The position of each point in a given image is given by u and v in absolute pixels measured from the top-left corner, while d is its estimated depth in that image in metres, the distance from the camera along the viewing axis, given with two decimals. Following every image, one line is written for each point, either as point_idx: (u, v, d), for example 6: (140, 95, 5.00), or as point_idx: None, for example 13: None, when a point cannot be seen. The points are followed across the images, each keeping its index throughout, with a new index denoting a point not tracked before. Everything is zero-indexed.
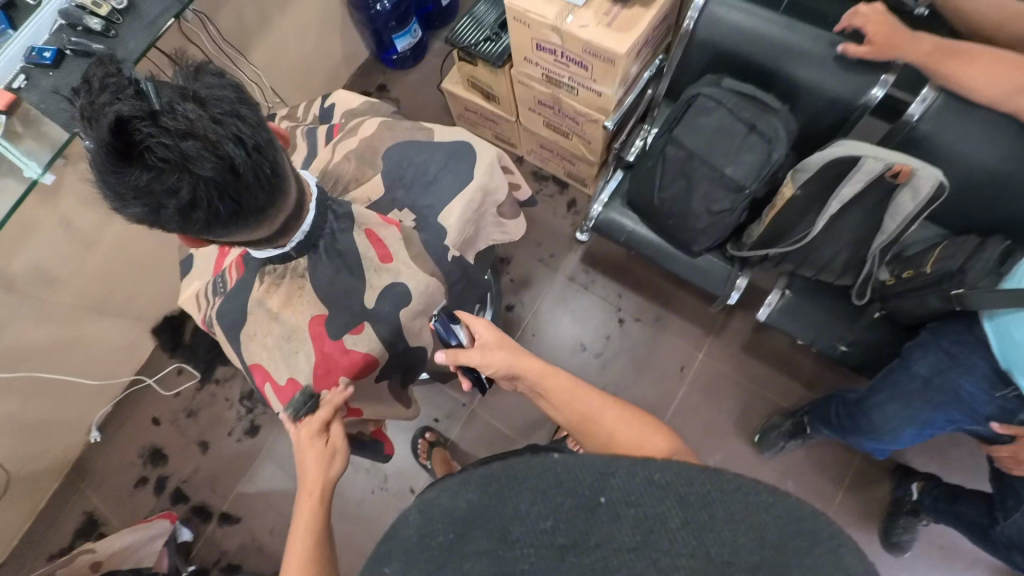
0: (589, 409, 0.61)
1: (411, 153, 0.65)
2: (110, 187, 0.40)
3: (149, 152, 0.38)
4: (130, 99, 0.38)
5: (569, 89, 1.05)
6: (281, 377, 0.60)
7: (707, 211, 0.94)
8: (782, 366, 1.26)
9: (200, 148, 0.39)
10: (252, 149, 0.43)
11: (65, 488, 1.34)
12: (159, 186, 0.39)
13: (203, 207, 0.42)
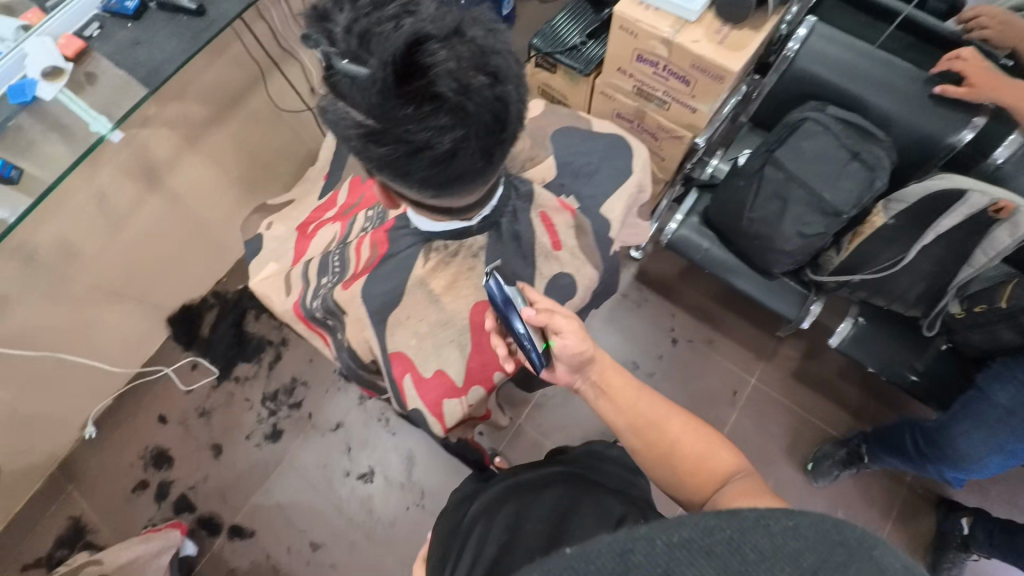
0: (656, 415, 0.61)
1: (575, 141, 0.67)
2: (381, 116, 0.41)
3: (438, 77, 0.40)
4: (421, 22, 0.40)
5: (659, 104, 1.06)
6: (428, 368, 0.56)
7: (799, 234, 0.95)
8: (834, 395, 1.24)
9: (482, 84, 0.41)
10: (516, 100, 0.46)
11: (48, 490, 1.18)
12: (436, 122, 0.41)
13: (464, 151, 0.43)
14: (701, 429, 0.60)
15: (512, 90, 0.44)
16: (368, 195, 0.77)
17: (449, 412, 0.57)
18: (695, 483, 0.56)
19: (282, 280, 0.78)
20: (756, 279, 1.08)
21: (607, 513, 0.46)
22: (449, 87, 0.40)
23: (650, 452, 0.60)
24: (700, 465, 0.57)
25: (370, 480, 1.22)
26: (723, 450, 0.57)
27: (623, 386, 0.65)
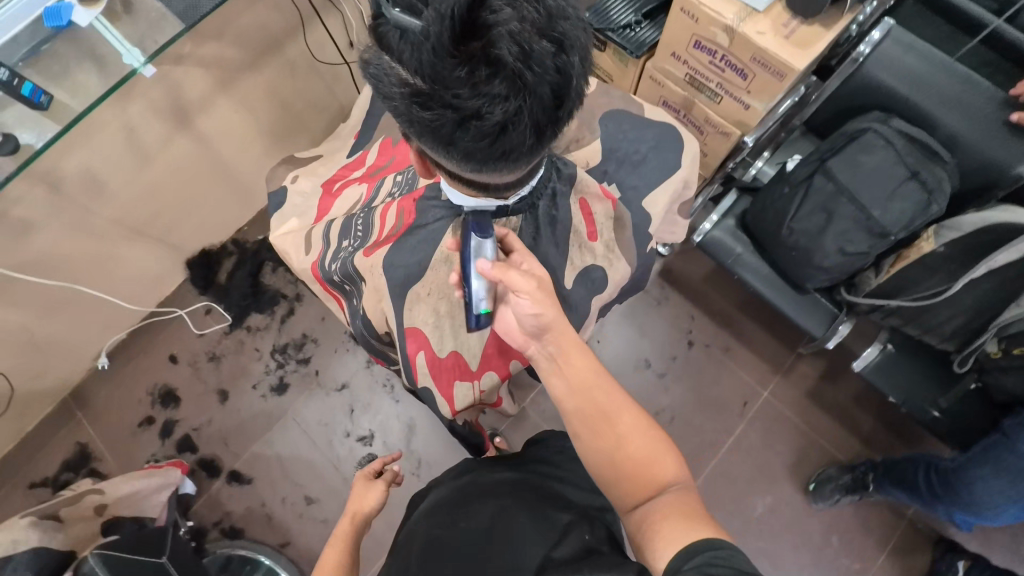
0: (605, 402, 0.54)
1: (624, 126, 0.63)
2: (429, 72, 0.38)
3: (499, 39, 0.37)
4: None
5: (711, 96, 1.00)
6: (445, 350, 0.58)
7: (840, 251, 0.90)
8: (848, 419, 1.21)
9: (546, 52, 0.38)
10: (581, 77, 0.43)
11: (59, 414, 1.21)
12: (489, 87, 0.38)
13: (517, 124, 0.40)
14: (651, 427, 0.53)
15: (580, 66, 0.41)
16: (399, 160, 0.74)
17: (460, 395, 0.59)
18: (630, 484, 0.50)
19: (303, 237, 0.76)
20: (787, 293, 1.04)
21: (547, 532, 0.61)
22: (509, 49, 0.37)
23: (593, 442, 0.53)
24: (641, 467, 0.50)
25: (369, 443, 1.23)
26: (670, 457, 0.51)
27: (582, 368, 0.55)
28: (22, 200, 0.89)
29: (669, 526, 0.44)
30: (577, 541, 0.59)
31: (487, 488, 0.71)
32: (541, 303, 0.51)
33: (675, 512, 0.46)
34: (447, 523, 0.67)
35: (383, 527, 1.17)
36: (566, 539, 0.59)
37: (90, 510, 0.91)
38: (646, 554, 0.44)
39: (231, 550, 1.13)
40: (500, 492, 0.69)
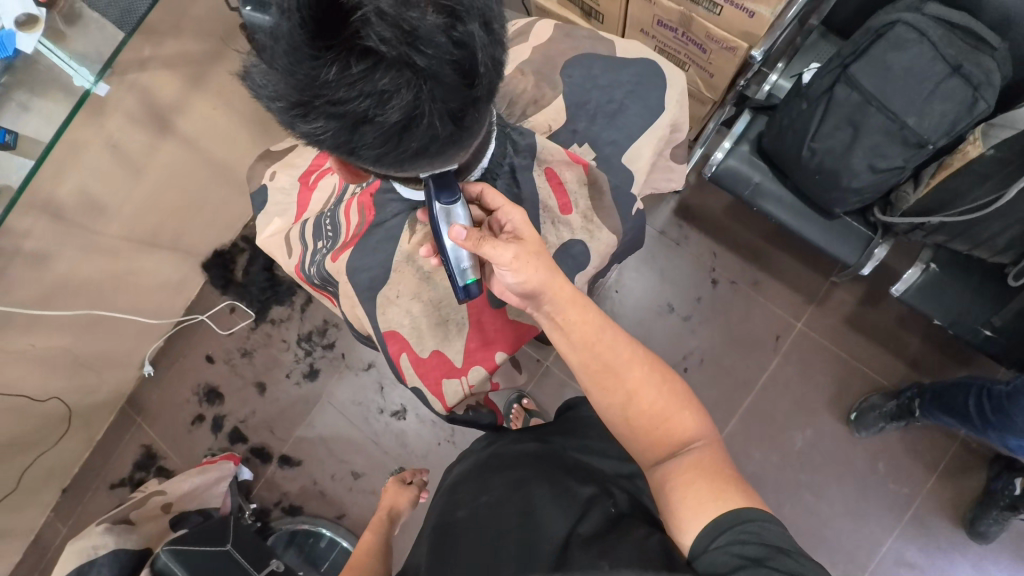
0: (616, 358, 0.55)
1: (595, 72, 0.58)
2: (300, 79, 0.34)
3: (366, 27, 0.32)
4: None
5: (709, 8, 0.88)
6: (426, 349, 0.58)
7: (869, 168, 0.81)
8: (892, 342, 1.13)
9: (437, 27, 0.33)
10: (492, 41, 0.37)
11: (121, 420, 1.31)
12: (370, 83, 0.34)
13: (421, 116, 0.36)
14: (666, 383, 0.55)
15: (483, 24, 0.35)
16: None
17: (449, 392, 0.58)
18: (652, 441, 0.54)
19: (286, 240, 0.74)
20: (816, 220, 0.95)
21: (569, 506, 0.59)
22: (381, 34, 0.32)
23: (606, 398, 0.56)
24: (659, 424, 0.54)
25: (403, 417, 1.27)
26: (686, 412, 0.54)
27: (584, 325, 0.56)
28: (32, 232, 0.90)
29: (694, 491, 0.48)
30: (600, 515, 0.58)
31: (508, 461, 0.70)
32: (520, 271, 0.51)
33: (698, 473, 0.50)
34: (469, 503, 0.67)
35: (427, 493, 1.23)
36: (589, 514, 0.58)
37: (158, 509, 1.00)
38: (673, 518, 0.49)
39: (294, 526, 1.22)
40: (521, 466, 0.68)
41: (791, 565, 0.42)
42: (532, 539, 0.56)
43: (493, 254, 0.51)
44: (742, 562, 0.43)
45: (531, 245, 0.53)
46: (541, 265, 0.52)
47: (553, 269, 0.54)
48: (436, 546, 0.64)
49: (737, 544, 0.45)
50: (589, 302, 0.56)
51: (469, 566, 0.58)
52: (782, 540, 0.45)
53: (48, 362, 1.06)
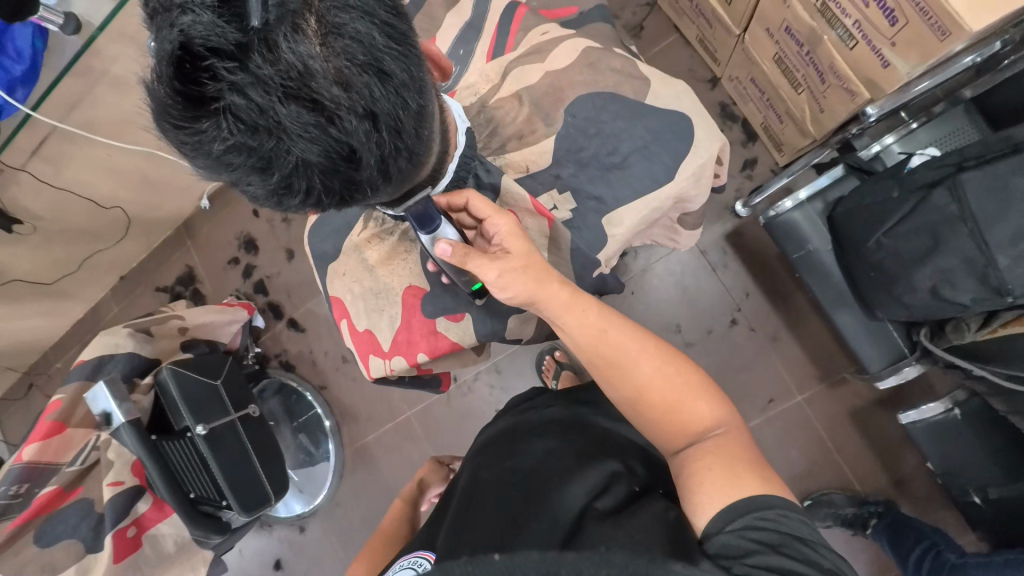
0: (624, 355, 0.57)
1: (603, 115, 0.60)
2: (179, 137, 0.38)
3: (230, 114, 0.35)
4: (209, 42, 0.34)
5: (842, 36, 0.74)
6: (361, 324, 0.66)
7: (931, 292, 0.69)
8: (885, 454, 1.05)
9: (307, 124, 0.36)
10: (384, 130, 0.39)
11: (176, 238, 1.50)
12: (236, 157, 0.38)
13: (300, 187, 0.40)
14: (681, 371, 0.56)
15: (361, 119, 0.37)
16: None
17: (375, 366, 0.66)
18: (667, 429, 0.53)
19: None
20: (851, 310, 0.85)
21: (589, 476, 0.53)
22: (241, 122, 0.36)
23: (619, 392, 0.57)
24: (671, 414, 0.54)
25: None
26: (701, 402, 0.54)
27: (591, 322, 0.58)
28: (121, 59, 0.93)
29: (711, 478, 0.47)
30: (623, 493, 0.51)
31: (534, 428, 0.63)
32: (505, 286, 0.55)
33: (717, 460, 0.48)
34: (492, 466, 0.59)
35: (395, 398, 1.36)
36: (611, 490, 0.52)
37: (175, 330, 1.13)
38: (686, 499, 0.47)
39: (284, 379, 1.40)
40: (546, 433, 0.62)
41: (808, 555, 0.42)
42: (544, 509, 0.50)
43: (477, 264, 0.56)
44: (757, 548, 0.42)
45: (516, 259, 0.56)
46: (527, 278, 0.56)
47: (542, 279, 0.57)
48: (453, 505, 0.58)
49: (752, 528, 0.43)
50: (586, 299, 0.59)
51: (481, 533, 0.51)
52: (802, 526, 0.44)
53: (120, 174, 1.19)
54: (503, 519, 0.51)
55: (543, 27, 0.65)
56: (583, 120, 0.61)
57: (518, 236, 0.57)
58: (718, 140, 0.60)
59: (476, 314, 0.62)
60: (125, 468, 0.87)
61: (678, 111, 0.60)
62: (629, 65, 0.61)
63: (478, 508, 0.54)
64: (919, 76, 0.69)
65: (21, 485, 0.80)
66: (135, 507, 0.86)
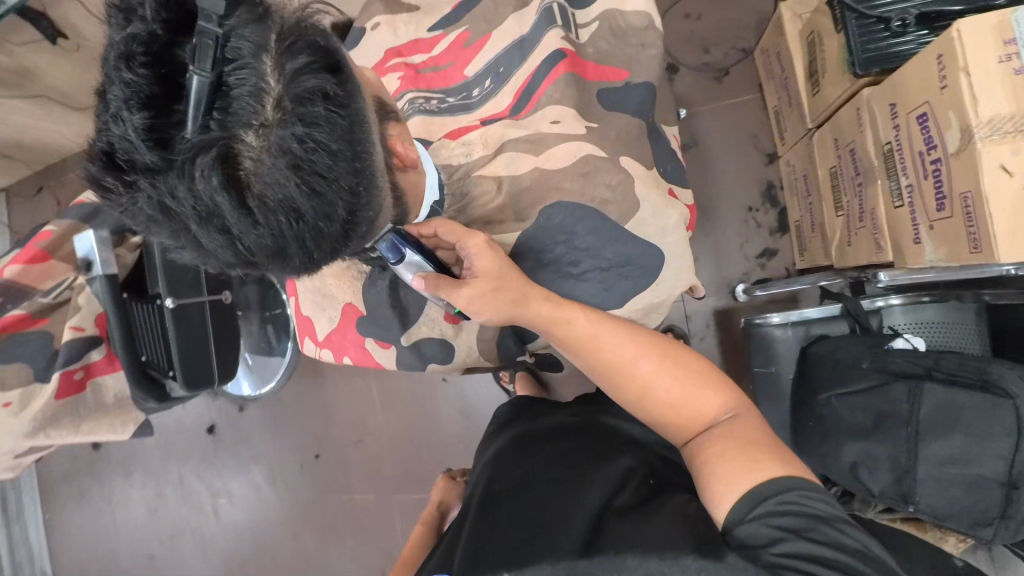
0: (624, 358, 0.54)
1: (572, 226, 0.56)
2: (116, 209, 0.43)
3: (152, 216, 0.39)
4: (136, 161, 0.37)
5: (895, 191, 0.69)
6: (304, 309, 0.69)
7: (849, 470, 0.69)
8: None
9: (220, 244, 0.39)
10: (299, 255, 0.41)
11: None
12: (158, 234, 0.42)
13: (223, 268, 0.44)
14: (677, 363, 0.54)
15: (273, 249, 0.40)
16: (450, 73, 0.70)
17: (309, 347, 0.71)
18: (675, 424, 0.53)
19: None
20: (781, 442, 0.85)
21: (603, 475, 0.53)
22: (157, 217, 0.39)
23: (620, 393, 0.56)
24: (677, 409, 0.53)
25: None
26: (707, 392, 0.53)
27: (585, 329, 0.55)
28: None
29: (725, 463, 0.47)
30: (638, 487, 0.52)
31: (540, 431, 0.65)
32: (477, 313, 0.54)
33: (730, 445, 0.48)
34: (504, 473, 0.59)
35: None
36: (627, 486, 0.52)
37: None
38: (703, 488, 0.48)
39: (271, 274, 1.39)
40: (555, 434, 0.63)
41: (833, 538, 0.42)
42: (563, 510, 0.51)
43: (449, 291, 0.53)
44: (782, 535, 0.42)
45: (485, 282, 0.53)
46: (502, 300, 0.53)
47: (522, 300, 0.54)
48: (470, 515, 0.57)
49: (777, 515, 0.43)
50: (568, 304, 0.56)
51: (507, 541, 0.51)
52: (825, 509, 0.44)
53: None
54: (522, 525, 0.52)
55: (557, 111, 0.58)
56: (546, 229, 0.57)
57: (494, 254, 0.54)
58: (687, 282, 0.59)
59: (400, 350, 0.63)
60: (89, 317, 0.91)
61: (655, 248, 0.57)
62: (627, 182, 0.55)
63: (496, 518, 0.54)
64: (934, 267, 0.66)
65: None
66: (88, 355, 0.93)
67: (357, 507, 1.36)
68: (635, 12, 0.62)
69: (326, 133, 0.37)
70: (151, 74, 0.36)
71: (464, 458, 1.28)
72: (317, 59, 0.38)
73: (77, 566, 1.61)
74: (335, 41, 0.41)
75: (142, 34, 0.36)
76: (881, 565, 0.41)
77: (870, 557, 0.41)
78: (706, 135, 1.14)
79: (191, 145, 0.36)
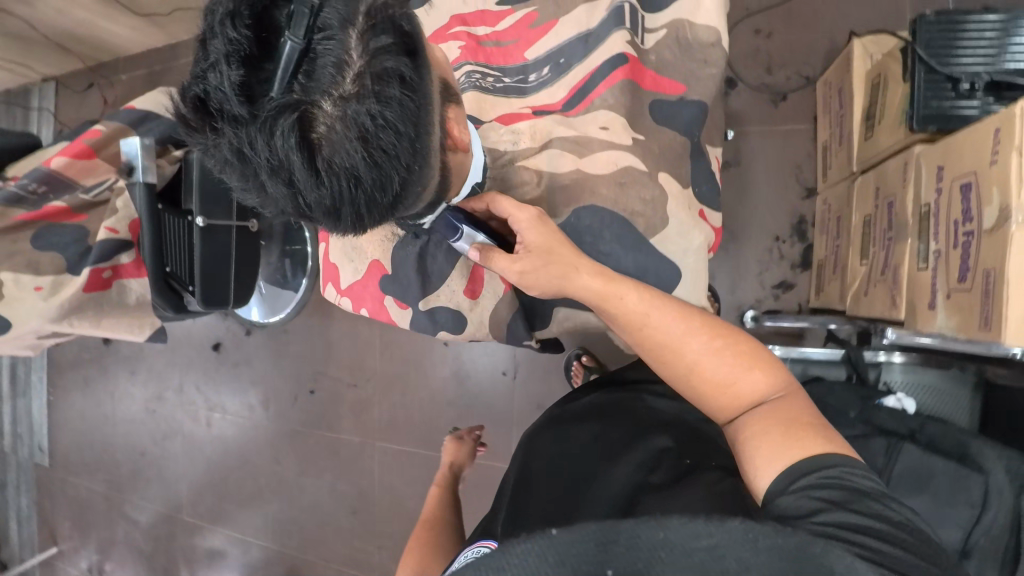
0: (669, 337, 0.51)
1: (597, 230, 0.58)
2: (197, 148, 0.46)
3: (230, 163, 0.42)
4: (223, 110, 0.40)
5: (922, 252, 0.70)
6: (333, 256, 0.72)
7: None
8: None
9: (284, 198, 0.42)
10: (349, 220, 0.44)
11: None
12: (230, 177, 0.45)
13: (283, 218, 0.48)
14: (728, 342, 0.51)
15: (328, 212, 0.42)
16: (510, 53, 0.70)
17: (331, 292, 0.74)
18: (714, 402, 0.50)
19: None
20: None
21: (638, 458, 0.56)
22: (234, 163, 0.42)
23: (661, 371, 0.53)
24: (719, 390, 0.50)
25: None
26: (753, 372, 0.49)
27: (633, 309, 0.53)
28: None
29: (765, 444, 0.44)
30: (670, 466, 0.54)
31: (579, 413, 0.68)
32: (525, 284, 0.55)
33: (772, 424, 0.45)
34: (540, 455, 0.64)
35: None
36: (660, 466, 0.54)
37: None
38: (743, 467, 0.46)
39: None
40: (590, 417, 0.66)
41: (878, 512, 0.38)
42: (602, 490, 0.54)
43: (499, 259, 0.55)
44: (821, 506, 0.38)
45: (534, 256, 0.54)
46: (551, 275, 0.54)
47: (569, 271, 0.54)
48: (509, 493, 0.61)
49: (814, 489, 0.39)
50: (619, 279, 0.54)
51: (545, 516, 0.55)
52: (868, 485, 0.40)
53: None
54: (561, 502, 0.56)
55: (605, 117, 0.60)
56: (575, 229, 0.58)
57: (546, 228, 0.55)
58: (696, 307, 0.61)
59: (416, 313, 0.66)
60: (124, 221, 0.95)
61: (673, 266, 0.58)
62: (659, 197, 0.58)
63: (535, 494, 0.58)
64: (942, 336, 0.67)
65: (39, 186, 0.91)
66: (118, 256, 0.97)
67: (341, 445, 1.42)
68: (706, 27, 0.62)
69: (398, 115, 0.38)
70: (253, 36, 0.39)
71: (449, 421, 1.33)
72: (400, 40, 0.39)
73: (72, 445, 1.71)
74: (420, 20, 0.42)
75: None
76: (921, 534, 0.37)
77: (918, 535, 0.37)
78: (750, 157, 1.13)
79: (276, 104, 0.38)
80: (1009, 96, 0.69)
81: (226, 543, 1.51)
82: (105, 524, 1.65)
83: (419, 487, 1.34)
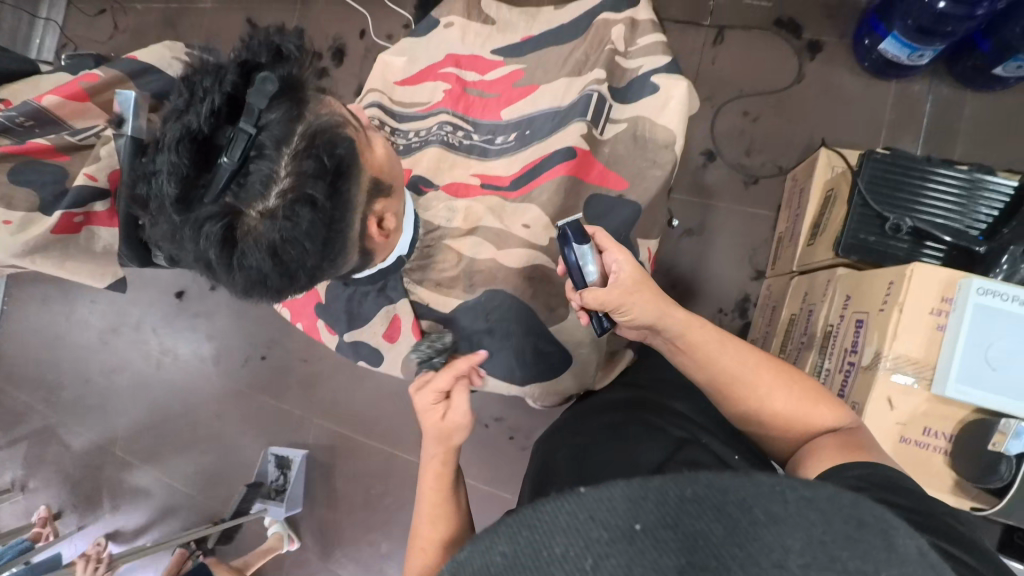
0: (739, 374, 0.54)
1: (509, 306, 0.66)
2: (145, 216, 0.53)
3: (169, 242, 0.50)
4: (164, 207, 0.47)
5: (819, 367, 0.78)
6: None
7: None
8: None
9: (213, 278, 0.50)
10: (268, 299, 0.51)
11: None
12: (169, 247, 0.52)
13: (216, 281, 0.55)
14: (795, 382, 0.53)
15: (248, 295, 0.50)
16: (490, 109, 0.75)
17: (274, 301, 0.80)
18: (783, 434, 0.53)
19: (366, 98, 0.80)
20: None
21: (659, 441, 0.53)
22: (171, 242, 0.49)
23: (727, 406, 0.56)
24: (791, 420, 0.52)
25: None
26: (822, 406, 0.52)
27: (708, 338, 0.57)
28: None
29: (824, 454, 0.47)
30: (699, 455, 0.51)
31: (597, 411, 0.66)
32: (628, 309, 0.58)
33: (833, 443, 0.48)
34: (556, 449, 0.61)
35: None
36: (684, 451, 0.51)
37: None
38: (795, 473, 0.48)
39: None
40: (610, 411, 0.64)
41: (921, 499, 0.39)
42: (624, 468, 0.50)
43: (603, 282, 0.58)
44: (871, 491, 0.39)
45: (638, 280, 0.59)
46: (651, 301, 0.58)
47: (663, 307, 0.58)
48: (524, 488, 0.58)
49: (867, 478, 0.41)
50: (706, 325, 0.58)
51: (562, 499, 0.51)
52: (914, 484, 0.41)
53: None
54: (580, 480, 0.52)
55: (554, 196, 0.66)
56: (501, 292, 0.66)
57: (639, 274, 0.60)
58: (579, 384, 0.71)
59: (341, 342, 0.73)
60: (104, 170, 0.92)
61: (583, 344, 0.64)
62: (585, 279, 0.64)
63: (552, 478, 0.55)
64: None
65: (27, 120, 0.93)
66: (92, 204, 0.95)
67: (283, 414, 1.47)
68: (664, 129, 0.69)
69: (309, 237, 0.45)
70: (191, 159, 0.45)
71: (389, 411, 1.39)
72: (320, 175, 0.45)
73: (17, 359, 1.73)
74: (348, 142, 0.48)
75: (193, 128, 0.45)
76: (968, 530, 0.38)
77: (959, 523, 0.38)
78: (713, 228, 1.19)
79: (207, 214, 0.45)
80: (930, 247, 0.76)
81: (152, 482, 1.56)
82: (35, 443, 1.68)
83: (348, 467, 1.40)
